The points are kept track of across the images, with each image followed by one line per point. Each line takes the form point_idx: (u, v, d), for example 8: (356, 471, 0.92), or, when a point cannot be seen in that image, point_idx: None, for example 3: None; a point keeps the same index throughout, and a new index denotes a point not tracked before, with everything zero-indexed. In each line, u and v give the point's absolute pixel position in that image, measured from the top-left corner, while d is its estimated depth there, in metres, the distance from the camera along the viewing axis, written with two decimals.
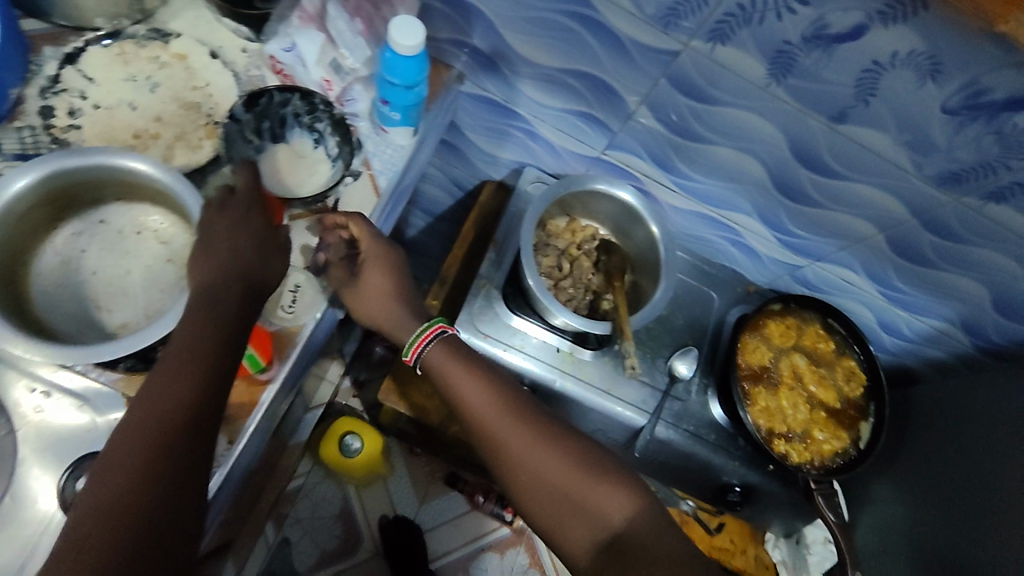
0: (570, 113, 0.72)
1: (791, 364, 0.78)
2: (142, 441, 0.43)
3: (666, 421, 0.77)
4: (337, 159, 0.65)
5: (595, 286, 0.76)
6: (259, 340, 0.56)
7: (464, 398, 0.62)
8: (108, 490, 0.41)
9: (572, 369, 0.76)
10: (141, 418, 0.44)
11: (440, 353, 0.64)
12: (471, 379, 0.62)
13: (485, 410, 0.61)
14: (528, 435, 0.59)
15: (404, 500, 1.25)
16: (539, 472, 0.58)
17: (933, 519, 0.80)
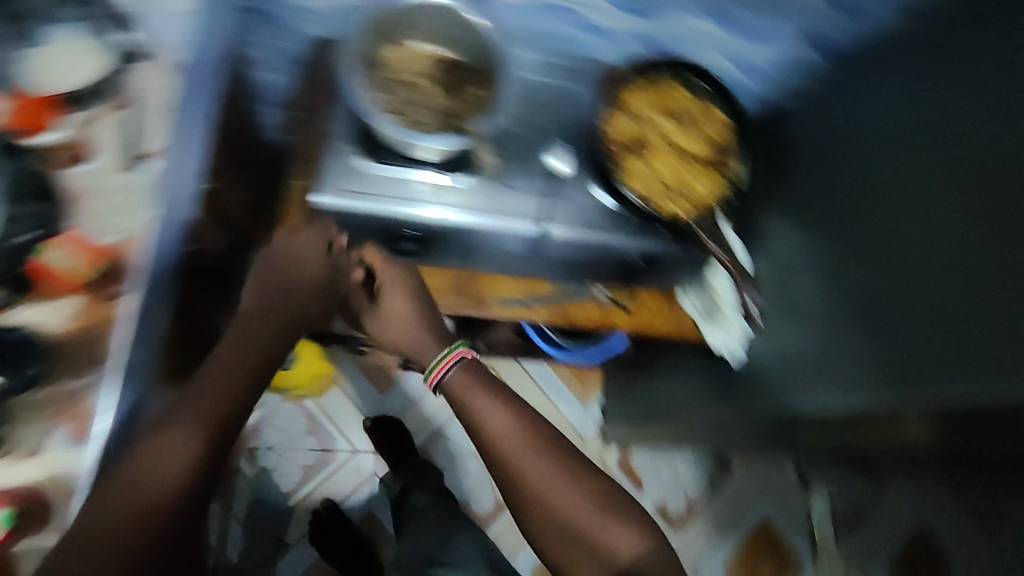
0: None
1: (658, 129, 0.80)
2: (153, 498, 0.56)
3: (557, 221, 0.77)
4: (108, 45, 0.60)
5: (443, 105, 0.73)
6: (77, 242, 0.55)
7: (483, 419, 0.73)
8: (108, 518, 0.53)
9: (451, 201, 0.75)
10: (162, 463, 0.57)
11: (461, 374, 0.76)
12: (488, 405, 0.74)
13: (507, 431, 0.73)
14: (510, 416, 0.74)
15: (364, 394, 1.28)
16: (523, 466, 0.71)
17: (825, 232, 0.78)
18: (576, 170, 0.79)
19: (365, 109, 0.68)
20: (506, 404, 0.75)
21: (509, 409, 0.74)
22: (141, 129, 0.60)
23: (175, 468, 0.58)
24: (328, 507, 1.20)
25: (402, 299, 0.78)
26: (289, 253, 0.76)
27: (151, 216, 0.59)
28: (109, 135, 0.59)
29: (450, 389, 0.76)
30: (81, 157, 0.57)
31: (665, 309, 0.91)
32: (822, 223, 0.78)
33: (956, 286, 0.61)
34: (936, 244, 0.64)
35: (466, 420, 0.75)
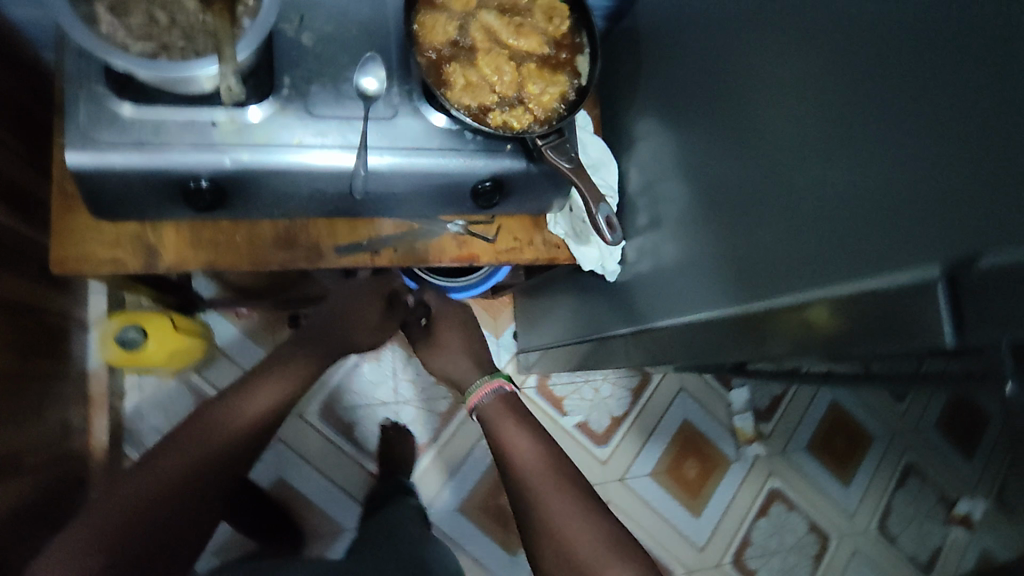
0: None
1: (482, 26, 0.69)
2: (181, 468, 0.63)
3: (376, 146, 0.67)
4: None
5: (195, 19, 0.59)
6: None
7: (513, 449, 0.73)
8: (213, 449, 0.66)
9: (243, 139, 0.64)
10: (219, 432, 0.67)
11: (497, 402, 0.81)
12: (522, 430, 0.75)
13: (535, 463, 0.70)
14: (535, 449, 0.72)
15: (251, 357, 1.18)
16: (546, 497, 0.66)
17: (693, 128, 0.63)
18: (392, 86, 0.68)
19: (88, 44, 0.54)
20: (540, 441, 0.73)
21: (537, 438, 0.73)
22: None
23: (221, 433, 0.67)
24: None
25: (459, 339, 0.94)
26: (344, 291, 0.91)
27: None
28: None
29: (483, 417, 0.80)
30: None
31: (533, 231, 0.82)
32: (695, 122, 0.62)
33: (835, 193, 0.45)
34: (812, 141, 0.47)
35: (490, 441, 0.77)
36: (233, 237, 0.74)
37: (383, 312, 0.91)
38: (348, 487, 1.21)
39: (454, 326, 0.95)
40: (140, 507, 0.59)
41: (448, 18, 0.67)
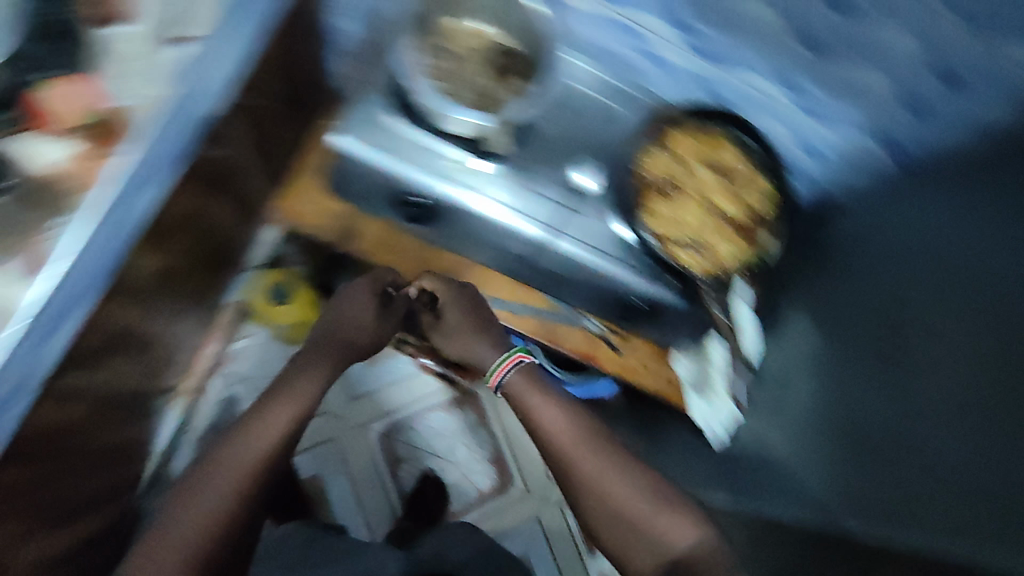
0: None
1: (694, 176, 0.76)
2: (244, 462, 0.66)
3: (564, 232, 0.74)
4: None
5: (485, 86, 0.74)
6: (91, 89, 0.57)
7: (541, 417, 0.74)
8: (183, 534, 0.62)
9: (465, 180, 0.74)
10: (248, 445, 0.67)
11: (519, 378, 0.76)
12: (546, 406, 0.74)
13: (561, 437, 0.73)
14: (567, 424, 0.73)
15: (348, 358, 1.25)
16: (573, 458, 0.72)
17: (847, 341, 0.68)
18: (598, 192, 0.76)
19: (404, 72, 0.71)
20: (563, 408, 0.74)
21: (565, 411, 0.74)
22: (186, 18, 0.61)
23: (268, 423, 0.69)
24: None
25: (458, 309, 0.80)
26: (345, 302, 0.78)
27: (164, 96, 0.58)
28: (161, 13, 0.60)
29: (507, 392, 0.76)
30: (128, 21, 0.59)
31: (658, 361, 0.86)
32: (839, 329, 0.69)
33: (966, 457, 0.53)
34: (952, 402, 0.56)
35: (522, 419, 0.76)
36: (411, 249, 0.83)
37: (381, 304, 0.80)
38: (368, 508, 1.23)
39: (457, 306, 0.80)
40: (196, 522, 0.62)
41: (668, 160, 0.76)
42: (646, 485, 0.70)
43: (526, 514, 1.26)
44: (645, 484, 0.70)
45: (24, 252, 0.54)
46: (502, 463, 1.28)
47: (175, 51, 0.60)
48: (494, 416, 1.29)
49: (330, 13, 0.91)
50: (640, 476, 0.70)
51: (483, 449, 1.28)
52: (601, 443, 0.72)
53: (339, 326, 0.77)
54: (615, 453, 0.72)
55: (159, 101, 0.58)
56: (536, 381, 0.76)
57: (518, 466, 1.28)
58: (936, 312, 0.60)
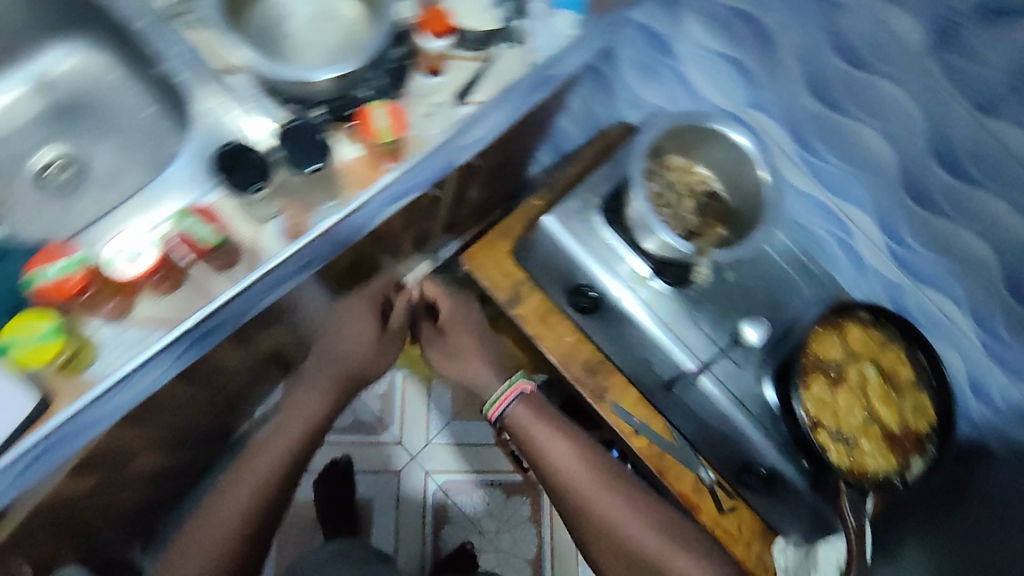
0: (723, 58, 0.77)
1: (859, 371, 0.75)
2: (242, 506, 0.75)
3: (715, 374, 0.77)
4: (504, 19, 0.71)
5: (691, 225, 0.78)
6: (392, 112, 0.63)
7: (548, 458, 0.79)
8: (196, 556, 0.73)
9: (644, 294, 0.78)
10: (231, 497, 0.76)
11: (523, 409, 0.81)
12: (554, 434, 0.80)
13: (574, 481, 0.77)
14: (574, 459, 0.78)
15: (440, 406, 1.30)
16: (586, 497, 0.76)
17: None
18: (760, 352, 0.77)
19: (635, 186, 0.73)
20: (574, 444, 0.80)
21: (570, 442, 0.79)
22: (477, 84, 0.69)
23: (265, 456, 0.79)
24: (344, 465, 1.23)
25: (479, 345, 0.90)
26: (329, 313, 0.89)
27: (439, 141, 0.66)
28: (461, 75, 0.69)
29: (509, 422, 0.81)
30: (434, 73, 0.68)
31: (755, 537, 0.79)
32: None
33: None
34: None
35: (527, 452, 0.81)
36: (557, 330, 0.83)
37: (378, 329, 0.90)
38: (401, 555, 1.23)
39: (469, 334, 0.91)
40: (218, 550, 0.73)
41: (838, 346, 0.76)
42: (645, 522, 0.75)
43: None
44: (645, 522, 0.75)
45: (287, 220, 0.62)
46: (540, 567, 1.24)
47: (461, 108, 0.68)
48: (549, 518, 1.26)
49: (565, 110, 1.02)
50: (636, 498, 0.76)
51: (527, 547, 1.25)
52: (602, 464, 0.79)
53: (343, 362, 0.87)
54: (615, 484, 0.77)
55: (434, 144, 0.66)
56: (543, 411, 0.82)
57: None
58: None
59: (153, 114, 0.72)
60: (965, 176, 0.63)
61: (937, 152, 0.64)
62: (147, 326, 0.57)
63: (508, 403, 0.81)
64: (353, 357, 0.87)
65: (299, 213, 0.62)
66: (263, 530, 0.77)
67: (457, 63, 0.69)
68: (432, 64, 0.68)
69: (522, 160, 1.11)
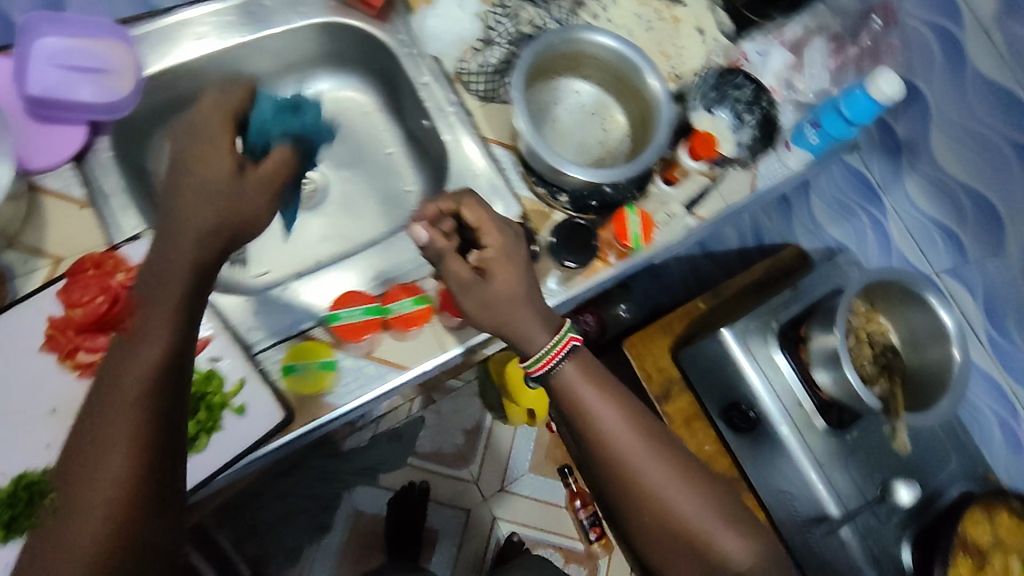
0: (934, 224, 0.82)
1: (1004, 561, 0.76)
2: (137, 458, 0.43)
3: (854, 527, 0.78)
4: (741, 146, 0.73)
5: (867, 372, 0.80)
6: (644, 221, 0.67)
7: (593, 424, 0.58)
8: (72, 549, 0.41)
9: (803, 427, 0.80)
10: (98, 449, 0.43)
11: (579, 373, 0.59)
12: (602, 394, 0.59)
13: (622, 439, 0.58)
14: (621, 419, 0.59)
15: (520, 456, 1.31)
16: (630, 455, 0.58)
17: None
18: (905, 512, 0.78)
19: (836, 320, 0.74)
20: (625, 406, 0.60)
21: (625, 408, 0.60)
22: (705, 203, 0.72)
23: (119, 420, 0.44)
24: (422, 490, 1.24)
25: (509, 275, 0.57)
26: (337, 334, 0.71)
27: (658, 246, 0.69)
28: (693, 188, 0.72)
29: (557, 380, 0.59)
30: (672, 183, 0.71)
31: None
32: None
33: None
34: None
35: (568, 416, 0.59)
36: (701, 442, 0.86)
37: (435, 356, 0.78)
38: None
39: (516, 266, 0.58)
40: (110, 498, 0.42)
41: (991, 532, 0.76)
42: (690, 485, 0.59)
43: None
44: (693, 488, 0.59)
45: None
46: None
47: (689, 220, 0.71)
48: None
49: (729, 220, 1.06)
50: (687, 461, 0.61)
51: None
52: (654, 435, 0.60)
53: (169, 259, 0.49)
54: (666, 455, 0.59)
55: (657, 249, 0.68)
56: (598, 372, 0.60)
57: None
58: None
59: (395, 158, 0.79)
60: None
61: None
62: (383, 365, 0.60)
63: (558, 358, 0.58)
64: (183, 262, 0.49)
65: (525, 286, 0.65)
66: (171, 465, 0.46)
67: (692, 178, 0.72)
68: (671, 174, 0.71)
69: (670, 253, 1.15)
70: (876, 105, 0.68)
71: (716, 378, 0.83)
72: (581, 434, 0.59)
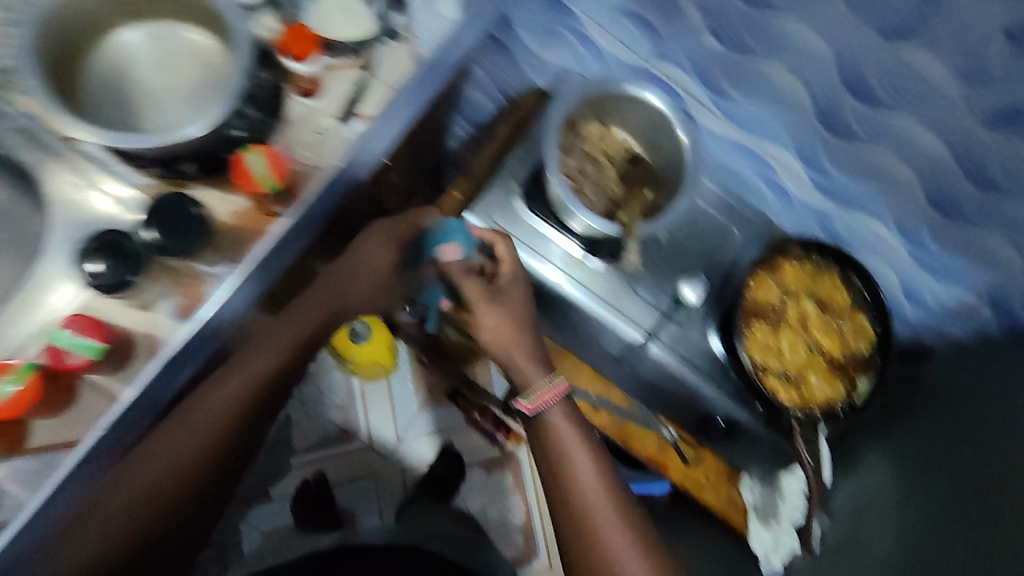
0: (623, 16, 0.70)
1: (800, 309, 0.76)
2: (176, 472, 0.60)
3: (663, 342, 0.77)
4: (381, 19, 0.62)
5: (617, 196, 0.76)
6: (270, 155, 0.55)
7: (568, 452, 0.66)
8: (152, 470, 0.58)
9: (579, 276, 0.76)
10: (203, 413, 0.60)
11: (562, 415, 0.68)
12: (581, 452, 0.66)
13: (585, 479, 0.64)
14: (599, 489, 0.64)
15: (403, 402, 1.28)
16: (600, 531, 0.62)
17: (914, 494, 0.76)
18: (703, 307, 0.78)
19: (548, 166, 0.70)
20: (598, 456, 0.67)
21: (596, 458, 0.66)
22: (366, 95, 0.61)
23: (171, 466, 0.59)
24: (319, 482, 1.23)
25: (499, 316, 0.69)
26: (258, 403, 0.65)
27: (342, 163, 0.59)
28: (344, 87, 0.61)
29: (545, 423, 0.68)
30: (314, 91, 0.60)
31: (723, 481, 0.85)
32: (926, 492, 0.73)
33: None
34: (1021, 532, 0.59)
35: (542, 454, 0.67)
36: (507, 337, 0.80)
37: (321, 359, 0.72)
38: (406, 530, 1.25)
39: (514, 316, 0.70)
40: (207, 452, 0.61)
41: (778, 288, 0.76)
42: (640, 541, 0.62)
43: None
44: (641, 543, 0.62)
45: (180, 301, 0.55)
46: (531, 532, 1.29)
47: (350, 127, 0.60)
48: (532, 485, 1.31)
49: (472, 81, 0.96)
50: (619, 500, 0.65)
51: (516, 516, 1.29)
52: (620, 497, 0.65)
53: (276, 334, 0.67)
54: (626, 513, 0.64)
55: (341, 168, 0.59)
56: (582, 422, 0.68)
57: (547, 539, 1.29)
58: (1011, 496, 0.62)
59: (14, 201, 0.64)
60: (875, 101, 0.61)
61: (847, 81, 0.61)
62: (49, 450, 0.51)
63: (544, 401, 0.67)
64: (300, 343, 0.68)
65: (195, 298, 0.55)
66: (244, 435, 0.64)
67: (334, 76, 0.61)
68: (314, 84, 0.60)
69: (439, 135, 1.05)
70: None
71: None
72: (556, 477, 0.66)
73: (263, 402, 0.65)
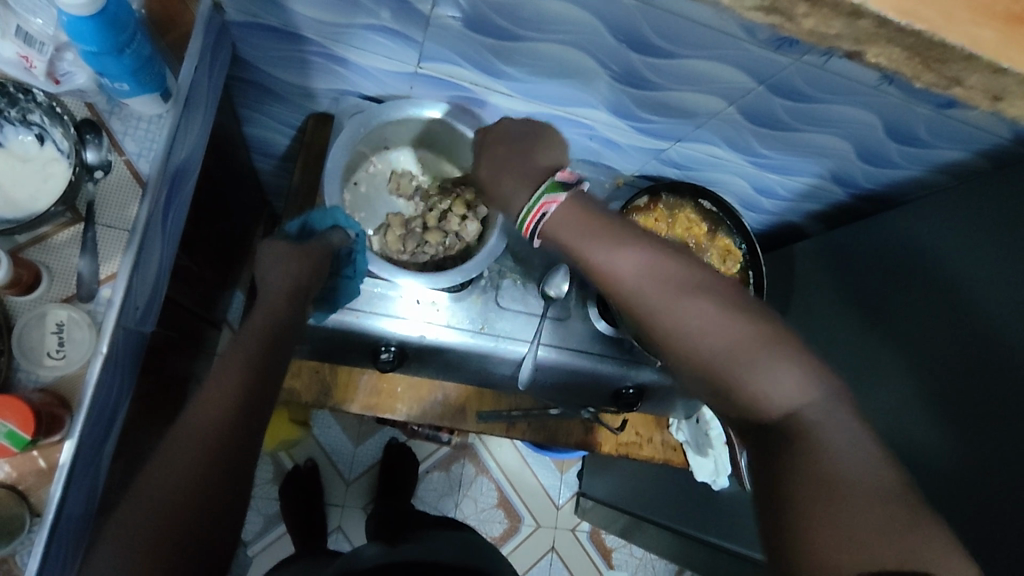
0: (365, 30, 0.58)
1: None
2: (187, 469, 0.43)
3: (546, 343, 0.72)
4: (70, 154, 0.51)
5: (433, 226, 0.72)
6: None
7: (610, 267, 0.49)
8: (167, 483, 0.42)
9: (438, 319, 0.71)
10: (207, 406, 0.46)
11: (572, 221, 0.51)
12: (615, 242, 0.49)
13: (642, 280, 0.48)
14: (634, 259, 0.49)
15: (338, 445, 1.26)
16: (670, 312, 0.47)
17: None
18: (574, 292, 0.74)
19: (331, 193, 0.63)
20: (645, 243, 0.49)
21: (637, 240, 0.50)
22: (99, 249, 0.52)
23: (197, 439, 0.44)
24: (310, 467, 1.22)
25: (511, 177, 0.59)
26: (215, 379, 0.48)
27: (104, 348, 0.50)
28: (71, 252, 0.52)
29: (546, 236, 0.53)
30: (27, 289, 0.49)
31: (654, 429, 0.85)
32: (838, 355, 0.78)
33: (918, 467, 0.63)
34: (928, 408, 0.64)
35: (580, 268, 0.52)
36: (392, 387, 0.78)
37: (293, 310, 0.56)
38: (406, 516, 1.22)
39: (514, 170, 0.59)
40: (210, 438, 0.45)
41: None
42: (759, 329, 0.46)
43: (543, 545, 1.30)
44: (761, 331, 0.46)
45: None
46: (509, 503, 1.31)
47: (97, 301, 0.51)
48: (495, 463, 1.32)
49: (242, 122, 0.81)
50: (683, 263, 0.49)
51: (489, 496, 1.30)
52: (695, 279, 0.48)
53: (254, 322, 0.54)
54: (707, 288, 0.48)
55: (104, 356, 0.49)
56: (593, 210, 0.51)
57: (525, 503, 1.31)
58: (919, 363, 0.66)
59: None
60: (661, 52, 0.54)
61: (623, 40, 0.54)
62: None
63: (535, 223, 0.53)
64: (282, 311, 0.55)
65: None
66: (264, 408, 0.49)
67: (59, 250, 0.51)
68: (19, 286, 0.48)
69: (235, 187, 0.91)
70: (112, 16, 0.43)
71: (336, 346, 0.72)
72: None
73: (272, 393, 0.50)
